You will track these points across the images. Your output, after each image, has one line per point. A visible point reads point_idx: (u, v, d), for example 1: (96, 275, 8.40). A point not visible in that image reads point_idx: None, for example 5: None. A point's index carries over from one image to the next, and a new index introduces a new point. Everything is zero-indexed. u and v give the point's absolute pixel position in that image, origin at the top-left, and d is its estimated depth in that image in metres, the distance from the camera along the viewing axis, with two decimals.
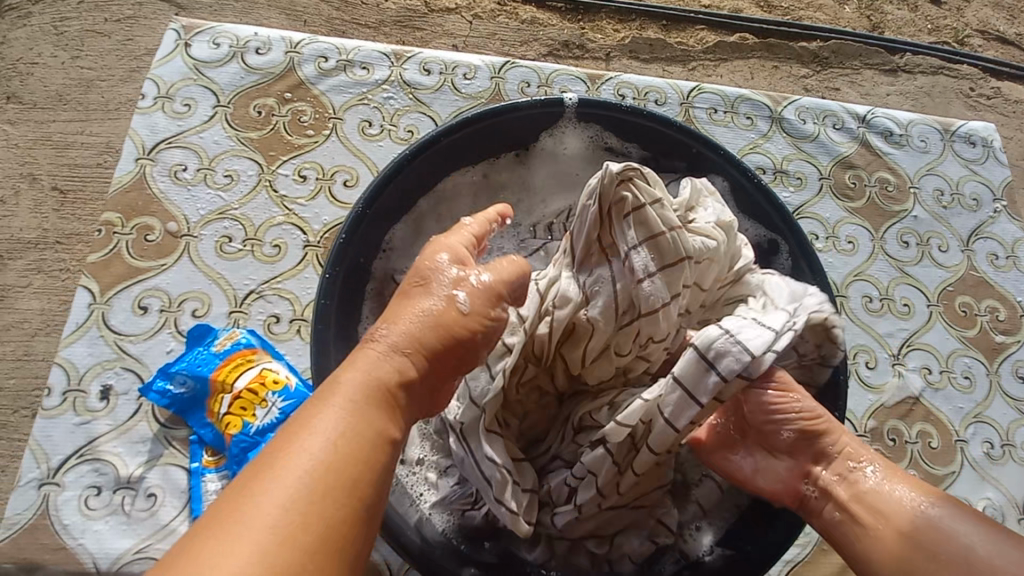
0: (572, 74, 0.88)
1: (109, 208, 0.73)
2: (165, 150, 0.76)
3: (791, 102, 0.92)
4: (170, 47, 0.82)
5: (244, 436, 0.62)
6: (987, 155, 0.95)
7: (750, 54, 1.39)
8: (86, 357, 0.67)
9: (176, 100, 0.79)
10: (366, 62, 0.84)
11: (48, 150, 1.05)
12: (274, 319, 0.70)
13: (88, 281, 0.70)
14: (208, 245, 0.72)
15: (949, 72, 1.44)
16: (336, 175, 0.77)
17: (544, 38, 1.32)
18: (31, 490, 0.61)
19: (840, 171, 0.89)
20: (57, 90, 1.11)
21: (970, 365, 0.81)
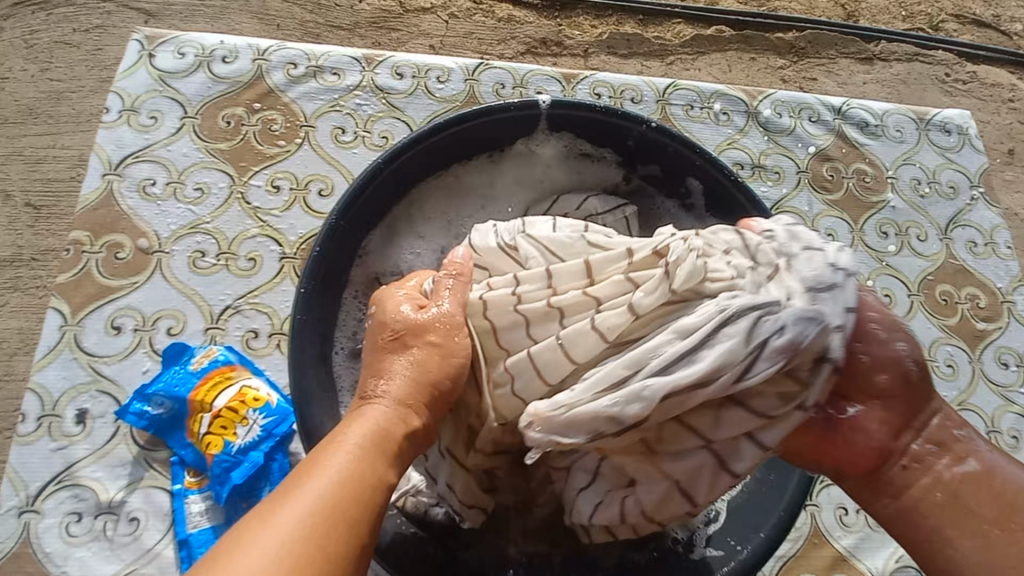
0: (548, 74, 0.88)
1: (78, 226, 0.71)
2: (132, 165, 0.74)
3: (767, 96, 0.92)
4: (134, 58, 0.80)
5: (226, 456, 0.61)
6: (962, 143, 0.96)
7: (726, 46, 1.39)
8: (60, 381, 0.65)
9: (143, 113, 0.77)
10: (337, 68, 0.83)
11: (16, 165, 1.03)
12: (252, 334, 0.69)
13: (58, 302, 0.68)
14: (181, 261, 0.71)
15: (924, 59, 1.45)
16: (311, 185, 0.76)
17: (521, 36, 1.31)
18: (9, 520, 0.59)
19: (818, 164, 0.90)
20: (24, 103, 1.08)
21: (952, 353, 0.82)
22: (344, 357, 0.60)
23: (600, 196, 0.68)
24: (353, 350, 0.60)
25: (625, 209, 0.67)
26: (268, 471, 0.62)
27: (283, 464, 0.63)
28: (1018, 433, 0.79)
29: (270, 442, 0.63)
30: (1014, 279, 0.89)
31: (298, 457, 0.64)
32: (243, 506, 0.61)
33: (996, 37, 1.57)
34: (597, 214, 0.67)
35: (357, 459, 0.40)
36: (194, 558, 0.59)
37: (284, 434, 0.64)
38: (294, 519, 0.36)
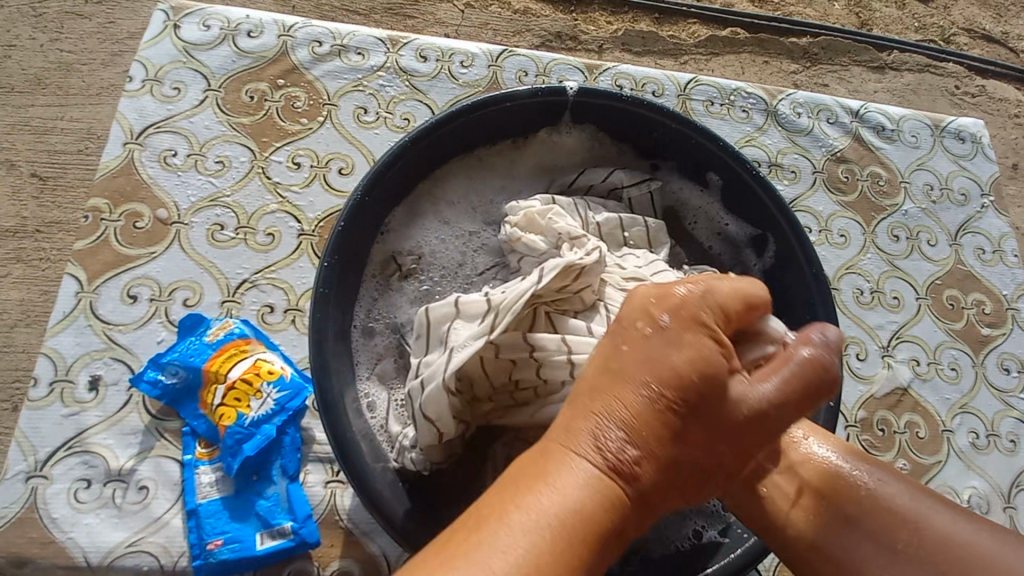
0: (570, 64, 0.88)
1: (96, 194, 0.71)
2: (153, 135, 0.74)
3: (787, 96, 0.93)
4: (158, 28, 0.80)
5: (239, 428, 0.61)
6: (976, 152, 0.97)
7: (741, 48, 1.39)
8: (73, 347, 0.65)
9: (165, 83, 0.77)
10: (361, 47, 0.83)
11: (26, 135, 1.02)
12: (267, 309, 0.69)
13: (74, 268, 0.68)
14: (199, 233, 0.71)
15: (935, 70, 1.46)
16: (331, 162, 0.76)
17: (537, 29, 1.31)
18: (18, 483, 0.59)
19: (834, 165, 0.90)
20: (35, 74, 1.07)
21: (957, 356, 0.83)
22: (360, 333, 0.61)
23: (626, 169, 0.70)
24: (367, 326, 0.61)
25: (650, 185, 0.69)
26: (279, 445, 0.63)
27: (295, 438, 0.63)
28: (1018, 438, 0.80)
29: (283, 417, 0.63)
30: (1020, 287, 0.90)
31: (309, 432, 0.65)
32: (253, 479, 0.62)
33: (1007, 52, 1.58)
34: (625, 186, 0.69)
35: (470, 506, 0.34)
36: (203, 529, 0.59)
37: (297, 408, 0.64)
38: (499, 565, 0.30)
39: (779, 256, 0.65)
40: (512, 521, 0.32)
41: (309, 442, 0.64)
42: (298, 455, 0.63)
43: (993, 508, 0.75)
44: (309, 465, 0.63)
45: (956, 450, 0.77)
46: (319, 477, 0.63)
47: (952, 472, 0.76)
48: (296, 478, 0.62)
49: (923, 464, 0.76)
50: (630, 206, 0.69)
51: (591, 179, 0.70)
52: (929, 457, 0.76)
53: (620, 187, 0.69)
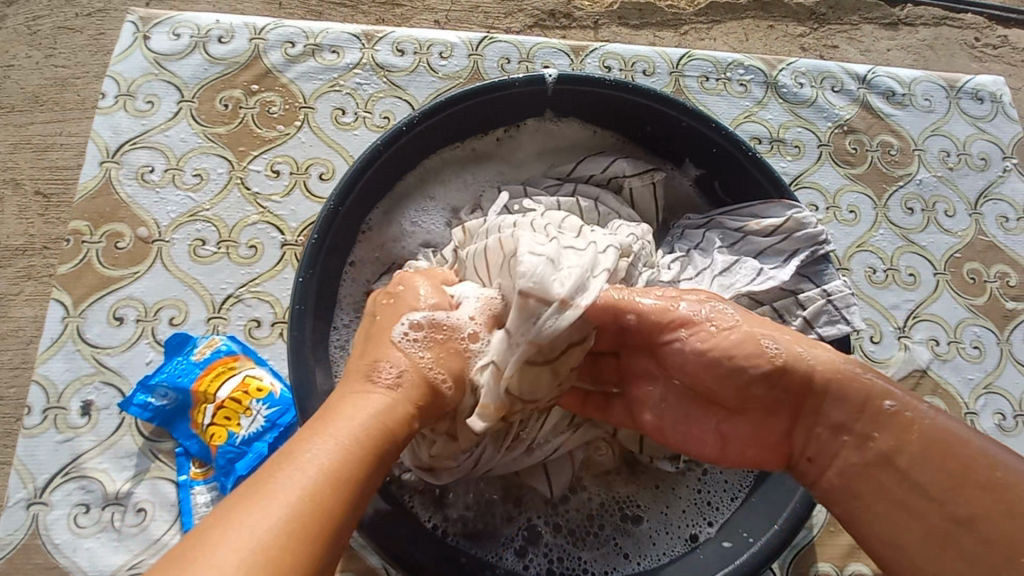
0: (555, 47, 0.84)
1: (77, 216, 0.70)
2: (130, 152, 0.73)
3: (788, 65, 0.87)
4: (129, 40, 0.78)
5: (230, 447, 0.60)
6: (995, 112, 0.91)
7: (743, 14, 1.33)
8: (64, 374, 0.64)
9: (139, 97, 0.75)
10: (335, 45, 0.80)
11: (25, 153, 1.02)
12: (254, 323, 0.68)
13: (60, 294, 0.67)
14: (181, 250, 0.69)
15: (952, 23, 1.37)
16: (310, 168, 0.74)
17: (528, 8, 1.26)
18: (17, 512, 0.60)
19: (841, 137, 0.85)
20: (32, 91, 1.07)
21: (979, 334, 0.78)
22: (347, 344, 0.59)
23: (630, 158, 0.65)
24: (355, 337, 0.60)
25: (655, 175, 0.65)
26: None
27: None
28: None
29: (276, 433, 0.61)
30: None
31: None
32: None
33: None
34: (626, 177, 0.65)
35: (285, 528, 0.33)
36: None
37: (288, 424, 0.62)
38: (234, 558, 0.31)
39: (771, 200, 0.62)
40: (275, 489, 0.35)
41: None
42: None
43: None
44: None
45: None
46: None
47: None
48: None
49: None
50: (631, 197, 0.66)
51: (593, 166, 0.66)
52: None
53: (620, 176, 0.65)
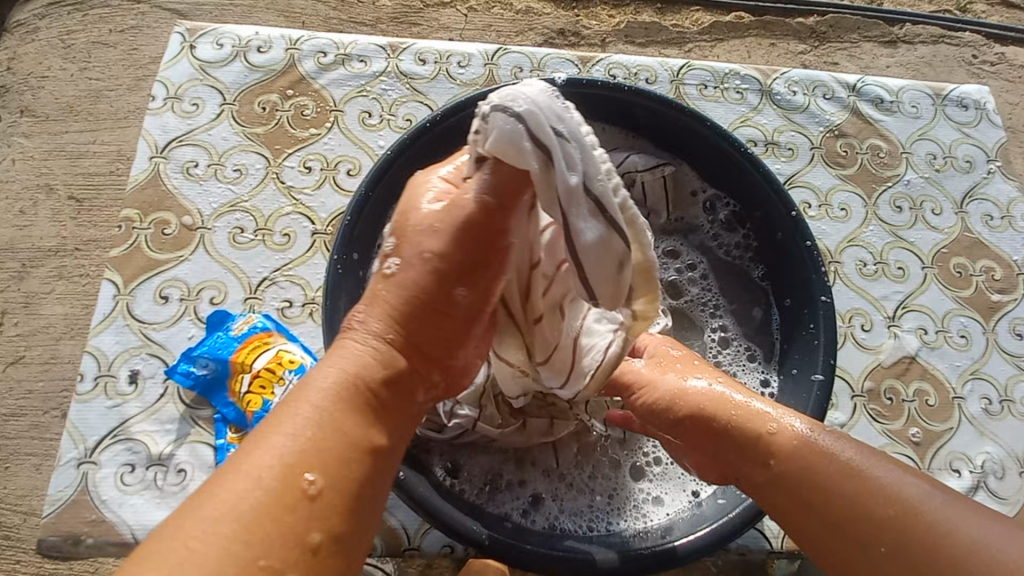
0: (564, 57, 0.91)
1: (128, 205, 0.77)
2: (177, 148, 0.80)
3: (781, 75, 0.94)
4: (177, 49, 0.86)
5: (265, 413, 0.66)
6: (980, 118, 0.96)
7: (746, 32, 1.40)
8: (114, 345, 0.71)
9: (185, 100, 0.83)
10: (363, 55, 0.87)
11: (61, 161, 1.10)
12: (287, 303, 0.74)
13: (111, 274, 0.74)
14: (222, 237, 0.76)
15: (950, 41, 1.43)
16: (339, 165, 0.81)
17: (539, 27, 1.34)
18: (70, 469, 0.65)
19: (832, 140, 0.91)
20: (67, 102, 1.15)
21: (966, 324, 0.83)
22: None
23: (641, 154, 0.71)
24: None
25: (664, 170, 0.70)
26: None
27: None
28: None
29: None
30: None
31: None
32: None
33: None
34: (640, 171, 0.70)
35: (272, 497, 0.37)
36: None
37: None
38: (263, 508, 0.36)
39: (769, 202, 0.66)
40: (240, 477, 0.36)
41: None
42: None
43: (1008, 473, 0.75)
44: None
45: (967, 417, 0.78)
46: None
47: (964, 438, 0.77)
48: None
49: (934, 431, 0.77)
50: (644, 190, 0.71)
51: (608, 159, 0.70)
52: (940, 424, 0.77)
53: (633, 170, 0.70)
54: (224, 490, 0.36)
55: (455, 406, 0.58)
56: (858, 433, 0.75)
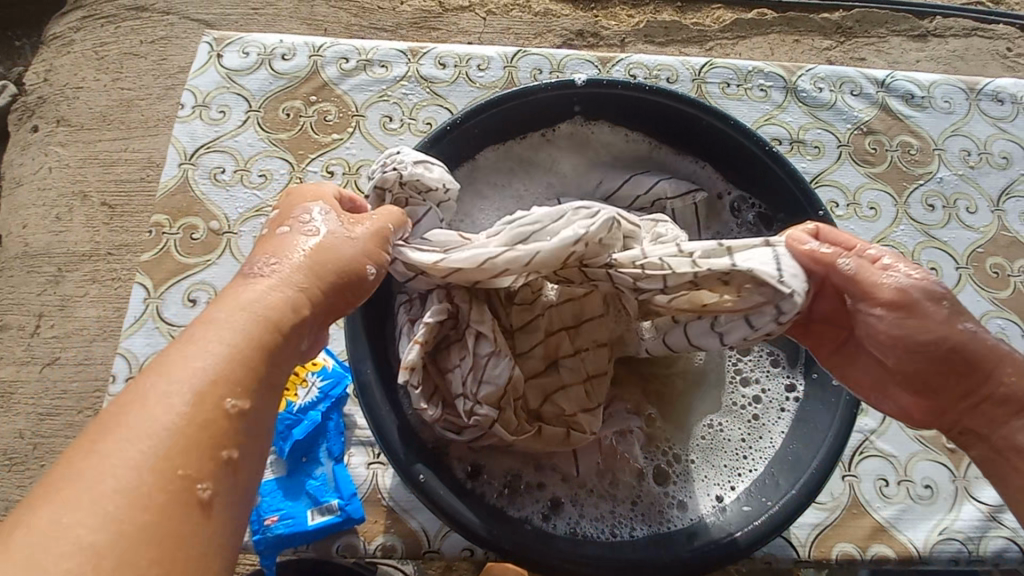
0: (583, 58, 0.90)
1: (158, 210, 0.79)
2: (205, 155, 0.82)
3: (806, 71, 0.92)
4: (204, 58, 0.88)
5: (289, 414, 0.68)
6: (1017, 113, 0.93)
7: (768, 29, 1.37)
8: (144, 347, 0.73)
9: (212, 107, 0.85)
10: (384, 60, 0.88)
11: (94, 168, 1.13)
12: None
13: (142, 278, 0.76)
14: (247, 241, 0.77)
15: (983, 34, 1.39)
16: (361, 169, 0.82)
17: (558, 29, 1.34)
18: None
19: (860, 138, 0.88)
20: (100, 111, 1.19)
21: (1004, 326, 0.80)
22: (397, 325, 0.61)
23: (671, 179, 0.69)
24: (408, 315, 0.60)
25: (695, 197, 0.69)
26: (325, 430, 0.69)
27: (339, 423, 0.69)
28: None
29: (328, 403, 0.69)
30: None
31: (352, 418, 0.70)
32: (303, 461, 0.67)
33: None
34: (669, 199, 0.68)
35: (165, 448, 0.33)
36: (261, 506, 0.65)
37: (340, 396, 0.70)
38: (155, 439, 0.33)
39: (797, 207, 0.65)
40: (126, 422, 0.33)
41: (352, 427, 0.70)
42: (343, 438, 0.69)
43: None
44: (353, 448, 0.69)
45: None
46: (361, 459, 0.68)
47: None
48: (341, 459, 0.68)
49: None
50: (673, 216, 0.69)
51: (636, 188, 0.70)
52: None
53: (662, 198, 0.69)
54: (88, 464, 0.31)
55: (475, 404, 0.55)
56: (890, 439, 0.75)
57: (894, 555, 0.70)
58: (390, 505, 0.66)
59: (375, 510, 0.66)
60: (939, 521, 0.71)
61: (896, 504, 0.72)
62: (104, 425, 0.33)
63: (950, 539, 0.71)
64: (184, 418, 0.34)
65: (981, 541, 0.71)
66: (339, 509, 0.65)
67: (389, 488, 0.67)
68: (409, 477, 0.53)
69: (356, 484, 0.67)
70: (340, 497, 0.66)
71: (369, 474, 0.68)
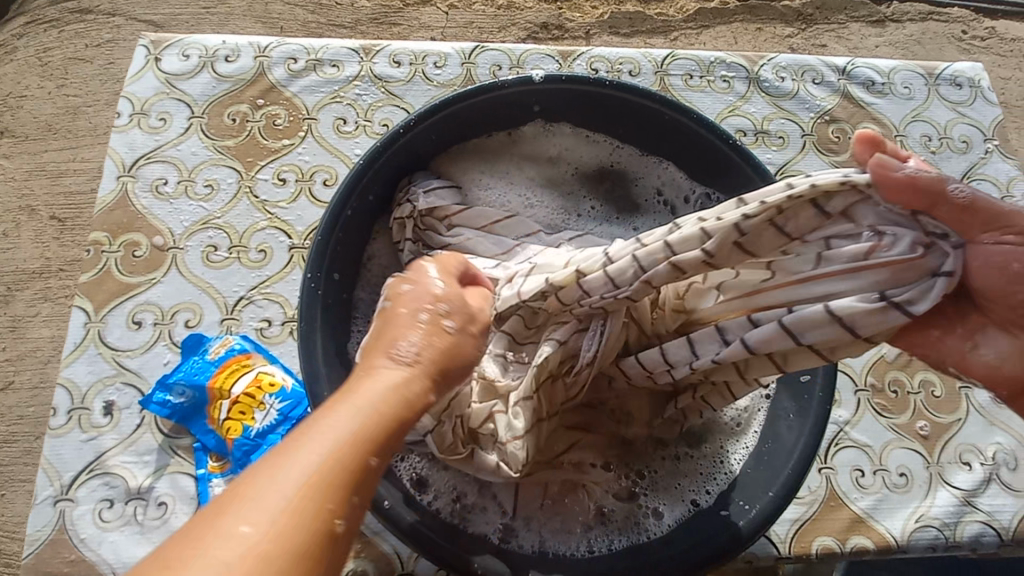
0: (544, 52, 0.88)
1: (96, 228, 0.74)
2: (145, 166, 0.77)
3: (768, 61, 0.91)
4: (141, 63, 0.83)
5: (245, 440, 0.63)
6: (975, 96, 0.93)
7: (731, 18, 1.37)
8: (87, 375, 0.68)
9: (152, 115, 0.80)
10: (335, 60, 0.84)
11: (41, 180, 1.07)
12: (265, 323, 0.71)
13: (81, 300, 0.71)
14: (194, 256, 0.73)
15: (939, 18, 1.40)
16: (315, 175, 0.78)
17: (521, 22, 1.31)
18: (46, 508, 0.62)
19: (824, 126, 0.88)
20: (45, 120, 1.12)
21: None
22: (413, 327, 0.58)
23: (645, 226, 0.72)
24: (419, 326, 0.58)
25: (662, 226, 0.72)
26: None
27: None
28: None
29: (287, 426, 0.64)
30: None
31: None
32: None
33: None
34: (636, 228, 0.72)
35: (319, 475, 0.31)
36: None
37: (300, 417, 0.65)
38: (298, 475, 0.31)
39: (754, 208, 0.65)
40: (310, 437, 0.33)
41: None
42: None
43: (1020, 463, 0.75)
44: None
45: (976, 406, 0.77)
46: None
47: (973, 429, 0.76)
48: None
49: (942, 423, 0.76)
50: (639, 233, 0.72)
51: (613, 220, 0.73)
52: (948, 415, 0.76)
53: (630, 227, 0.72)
54: (238, 506, 0.30)
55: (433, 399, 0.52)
56: (864, 429, 0.75)
57: (874, 546, 0.69)
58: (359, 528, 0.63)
59: None
60: (916, 508, 0.71)
61: (873, 493, 0.72)
62: (288, 446, 0.32)
63: (927, 525, 0.71)
64: (352, 456, 0.33)
65: (956, 526, 0.71)
66: None
67: None
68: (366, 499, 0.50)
69: None
70: None
71: None
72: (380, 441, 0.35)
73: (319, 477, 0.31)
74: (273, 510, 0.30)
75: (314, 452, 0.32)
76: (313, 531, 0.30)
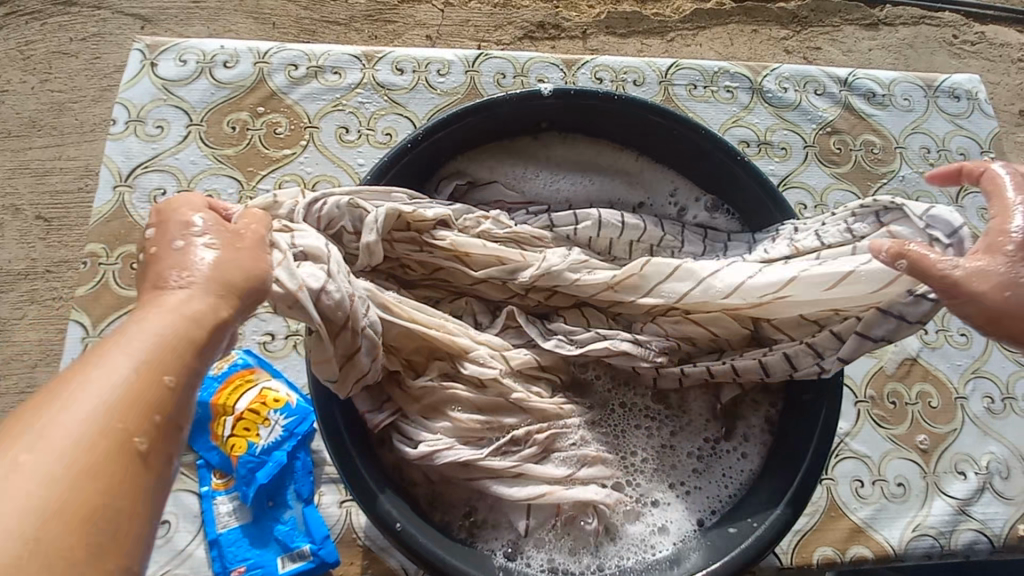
0: (548, 61, 0.87)
1: (92, 238, 0.72)
2: (142, 175, 0.75)
3: (772, 71, 0.91)
4: (136, 67, 0.81)
5: (250, 456, 0.63)
6: (971, 109, 0.94)
7: (728, 19, 1.36)
8: None
9: (148, 122, 0.78)
10: (337, 67, 0.83)
11: (26, 178, 1.03)
12: (268, 337, 0.70)
13: (78, 314, 0.69)
14: None
15: (931, 22, 1.41)
16: (318, 185, 0.77)
17: (518, 20, 1.29)
18: None
19: (825, 137, 0.89)
20: (28, 116, 1.09)
21: None
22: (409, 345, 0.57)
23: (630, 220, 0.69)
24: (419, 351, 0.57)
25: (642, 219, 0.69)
26: (292, 470, 0.64)
27: (306, 462, 0.65)
28: None
29: (293, 442, 0.64)
30: None
31: (320, 454, 0.66)
32: (270, 505, 0.63)
33: None
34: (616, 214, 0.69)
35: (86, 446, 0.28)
36: (226, 557, 0.61)
37: (306, 432, 0.65)
38: (80, 429, 0.28)
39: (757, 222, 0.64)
40: (87, 386, 0.29)
41: (320, 464, 0.66)
42: (311, 477, 0.65)
43: (1012, 472, 0.76)
44: (323, 487, 0.65)
45: (970, 417, 0.78)
46: (332, 498, 0.64)
47: (968, 439, 0.77)
48: (311, 500, 0.64)
49: (938, 434, 0.77)
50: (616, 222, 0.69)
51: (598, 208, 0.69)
52: (944, 426, 0.78)
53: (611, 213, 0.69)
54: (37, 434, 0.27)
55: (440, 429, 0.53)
56: (863, 439, 0.76)
57: (872, 555, 0.71)
58: (366, 544, 0.63)
59: (349, 551, 0.62)
60: (912, 517, 0.73)
61: (872, 503, 0.73)
62: (70, 382, 0.29)
63: (923, 534, 0.72)
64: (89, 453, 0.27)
65: (951, 534, 0.73)
66: (312, 554, 0.61)
67: (364, 526, 0.63)
68: (383, 522, 0.49)
69: (328, 525, 0.63)
70: (312, 541, 0.62)
71: (341, 513, 0.64)
72: (174, 359, 0.31)
73: (101, 434, 0.28)
74: (62, 453, 0.27)
75: (112, 379, 0.30)
76: (113, 497, 0.27)
